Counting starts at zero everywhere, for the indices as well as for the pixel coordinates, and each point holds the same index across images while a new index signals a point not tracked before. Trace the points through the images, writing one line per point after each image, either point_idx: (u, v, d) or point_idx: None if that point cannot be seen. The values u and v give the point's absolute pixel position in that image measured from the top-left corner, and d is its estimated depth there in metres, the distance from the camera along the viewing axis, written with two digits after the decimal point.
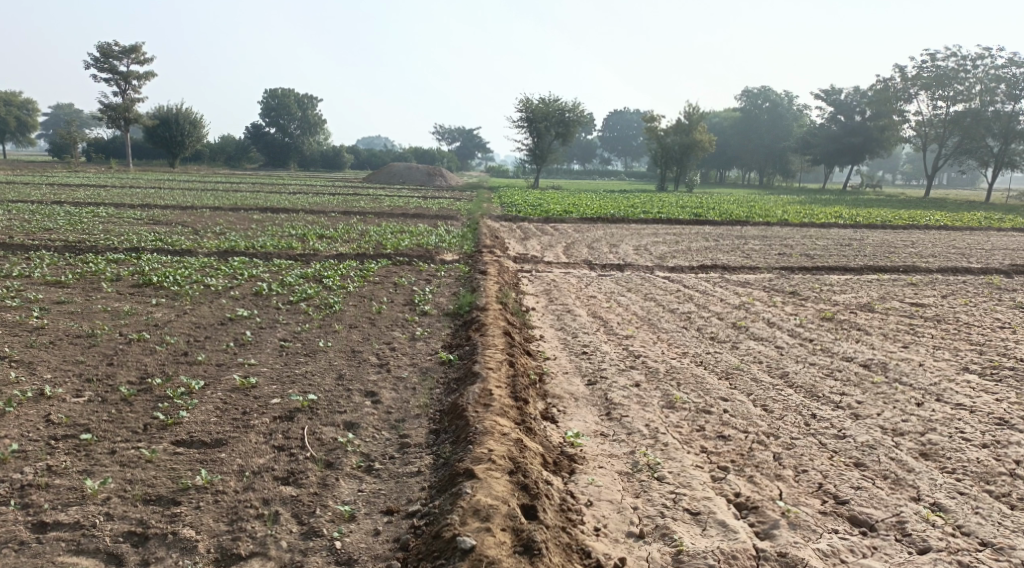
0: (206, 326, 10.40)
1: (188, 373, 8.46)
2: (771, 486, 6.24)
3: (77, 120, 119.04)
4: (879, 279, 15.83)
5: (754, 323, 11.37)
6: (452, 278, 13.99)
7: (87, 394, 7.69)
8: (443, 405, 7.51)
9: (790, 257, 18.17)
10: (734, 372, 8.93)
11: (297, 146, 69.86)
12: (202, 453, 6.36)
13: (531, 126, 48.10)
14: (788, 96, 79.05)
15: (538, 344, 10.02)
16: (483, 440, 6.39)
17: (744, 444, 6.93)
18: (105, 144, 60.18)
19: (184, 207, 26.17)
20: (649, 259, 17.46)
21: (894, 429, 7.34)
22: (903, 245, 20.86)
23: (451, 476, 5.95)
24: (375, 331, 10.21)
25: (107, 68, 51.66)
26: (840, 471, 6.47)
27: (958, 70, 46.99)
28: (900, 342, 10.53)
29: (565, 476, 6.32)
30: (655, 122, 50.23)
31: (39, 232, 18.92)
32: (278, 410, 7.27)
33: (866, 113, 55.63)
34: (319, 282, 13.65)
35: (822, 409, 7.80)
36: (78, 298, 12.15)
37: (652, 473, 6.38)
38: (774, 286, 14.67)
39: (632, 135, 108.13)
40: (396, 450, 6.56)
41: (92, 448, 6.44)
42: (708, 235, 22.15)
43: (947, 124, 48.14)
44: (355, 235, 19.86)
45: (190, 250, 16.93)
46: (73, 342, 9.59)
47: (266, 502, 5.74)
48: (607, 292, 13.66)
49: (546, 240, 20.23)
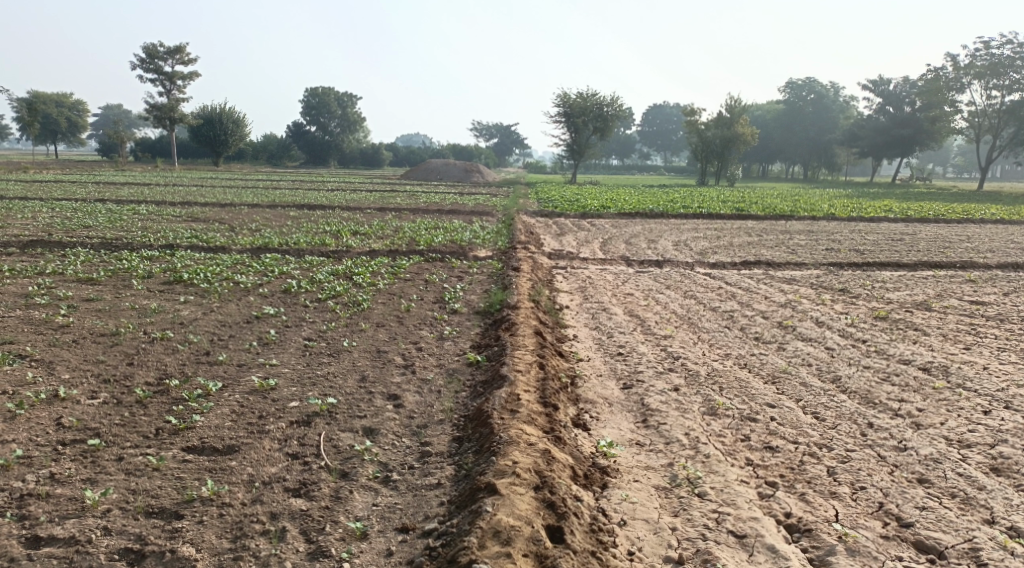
0: (232, 324, 10.12)
1: (207, 374, 8.13)
2: (826, 506, 5.67)
3: (125, 120, 121.51)
4: (934, 275, 15.04)
5: (801, 322, 10.76)
6: (484, 276, 13.56)
7: (102, 396, 7.40)
8: (468, 410, 7.06)
9: (838, 252, 17.39)
10: (782, 376, 8.36)
11: (338, 144, 70.11)
12: (212, 461, 6.00)
13: (569, 121, 47.46)
14: (834, 88, 77.08)
15: (571, 344, 9.53)
16: (507, 451, 5.93)
17: (794, 456, 6.39)
18: (151, 143, 61.07)
19: (222, 204, 26.14)
20: (690, 254, 16.85)
21: (959, 441, 6.75)
22: (958, 240, 19.91)
23: (472, 491, 5.50)
24: (403, 330, 9.82)
25: (152, 69, 52.26)
26: (902, 489, 5.89)
27: (1014, 58, 45.14)
28: (961, 344, 9.82)
29: (597, 491, 5.83)
30: (696, 115, 49.31)
31: (78, 229, 18.94)
32: (294, 414, 6.89)
33: (916, 104, 53.86)
34: (349, 278, 13.34)
35: (879, 418, 7.21)
36: (107, 295, 11.96)
37: (693, 489, 5.86)
38: (822, 282, 13.99)
39: (674, 129, 106.63)
40: (416, 459, 6.14)
41: (100, 454, 6.12)
42: (751, 230, 21.41)
43: (1001, 115, 46.37)
44: (389, 231, 19.54)
45: (223, 247, 16.78)
46: (96, 341, 9.35)
47: (274, 517, 5.36)
48: (644, 289, 13.11)
49: (583, 236, 19.71)
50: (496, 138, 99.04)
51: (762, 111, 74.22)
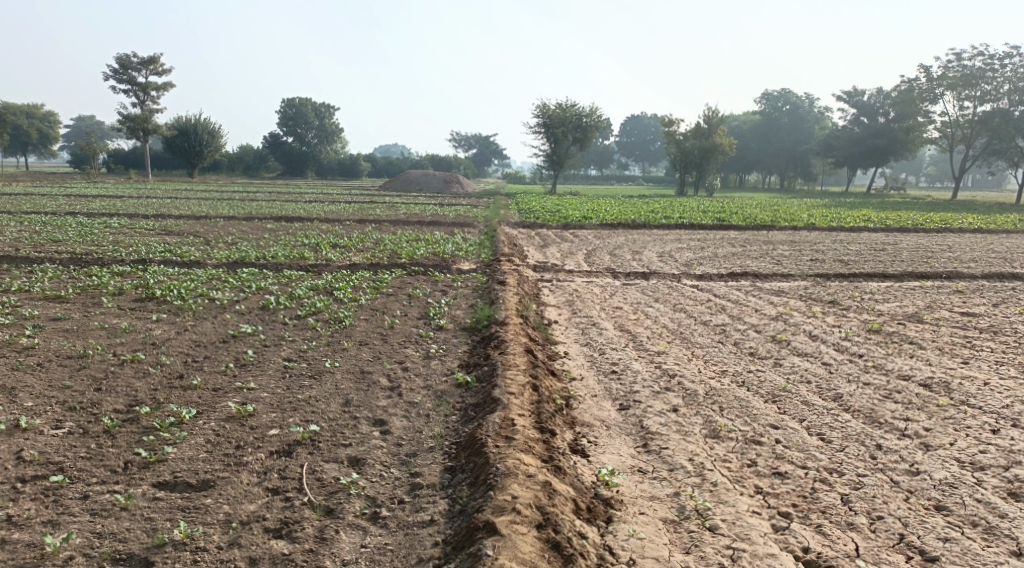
0: (206, 345, 9.65)
1: (179, 400, 7.66)
2: (844, 539, 5.40)
3: (97, 131, 119.99)
4: (921, 285, 14.88)
5: (795, 336, 10.48)
6: (469, 290, 13.18)
7: (66, 425, 6.93)
8: (459, 436, 6.67)
9: (823, 263, 17.21)
10: (782, 394, 8.04)
11: (315, 155, 69.53)
12: (186, 498, 5.58)
13: (549, 131, 47.27)
14: (809, 98, 77.63)
15: (563, 362, 9.16)
16: (505, 484, 5.56)
17: (805, 482, 6.07)
18: (124, 155, 60.10)
19: (197, 216, 25.59)
20: (676, 266, 16.60)
21: (971, 463, 6.46)
22: (940, 250, 19.84)
23: (470, 531, 5.14)
24: (387, 349, 9.41)
25: (125, 80, 51.41)
26: (921, 518, 5.62)
27: (985, 69, 45.61)
28: (959, 358, 9.58)
29: (602, 526, 5.48)
30: (674, 126, 49.31)
31: (47, 244, 18.32)
32: (274, 443, 6.46)
33: (889, 114, 54.14)
34: (329, 293, 12.91)
35: (887, 438, 6.91)
36: (76, 314, 11.44)
37: (703, 522, 5.55)
38: (811, 294, 13.76)
39: (651, 139, 106.95)
40: (406, 492, 5.75)
41: (63, 492, 5.67)
42: (733, 240, 21.23)
43: (974, 125, 46.80)
44: (370, 243, 19.13)
45: (198, 261, 16.28)
46: (62, 364, 8.85)
47: (253, 562, 4.97)
48: (633, 302, 12.80)
49: (567, 247, 19.41)
50: (474, 149, 98.96)
51: (738, 122, 74.56)
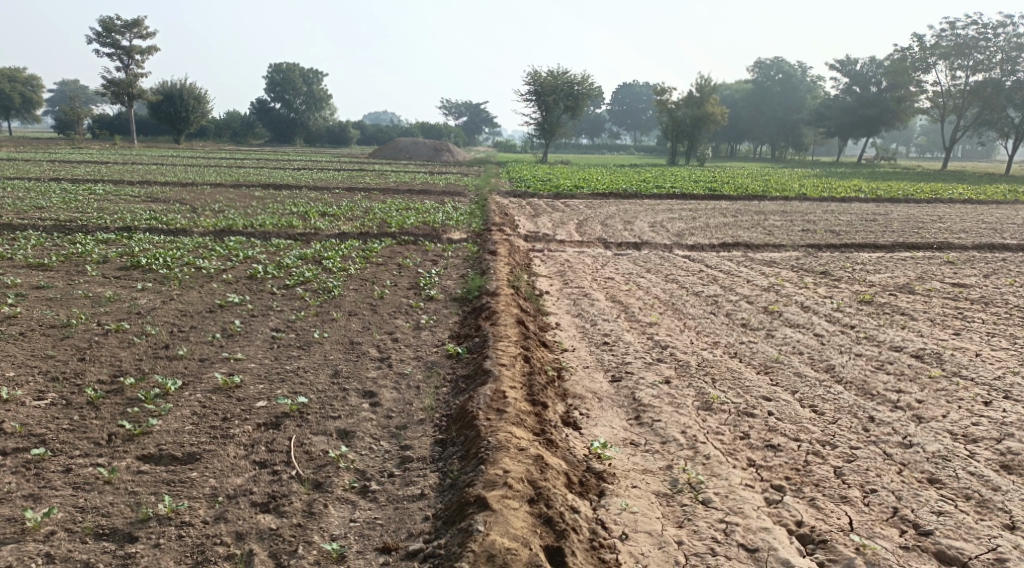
0: (193, 314, 9.51)
1: (165, 371, 7.54)
2: (837, 513, 5.37)
3: (81, 95, 119.12)
4: (913, 256, 14.83)
5: (788, 307, 10.41)
6: (460, 260, 13.02)
7: (49, 397, 6.80)
8: (450, 409, 6.58)
9: (814, 233, 17.13)
10: (775, 366, 7.99)
11: (303, 122, 68.73)
12: (170, 472, 5.48)
13: (539, 99, 46.80)
14: (801, 67, 77.12)
15: (554, 333, 9.06)
16: (497, 458, 5.48)
17: (798, 456, 6.02)
18: (109, 120, 59.23)
19: (184, 183, 25.28)
20: (667, 236, 16.50)
21: (964, 435, 6.43)
22: (931, 221, 19.78)
23: (460, 505, 5.08)
24: (376, 319, 9.29)
25: (108, 43, 50.50)
26: (914, 491, 5.59)
27: (978, 39, 45.29)
28: (950, 329, 9.54)
29: (594, 500, 5.43)
30: (666, 94, 48.85)
31: (31, 211, 18.02)
32: (262, 415, 6.36)
33: (882, 84, 53.80)
34: (318, 263, 12.73)
35: (880, 411, 6.86)
36: (59, 282, 11.25)
37: (696, 496, 5.50)
38: (803, 265, 13.68)
39: (643, 108, 106.21)
40: (396, 465, 5.67)
41: (45, 465, 5.56)
42: (725, 210, 21.09)
43: (965, 95, 46.58)
44: (359, 212, 18.91)
45: (185, 229, 16.05)
46: (46, 334, 8.70)
47: (240, 537, 4.90)
48: (624, 273, 12.69)
49: (558, 217, 19.25)
50: (464, 117, 98.14)
51: (730, 91, 74.05)
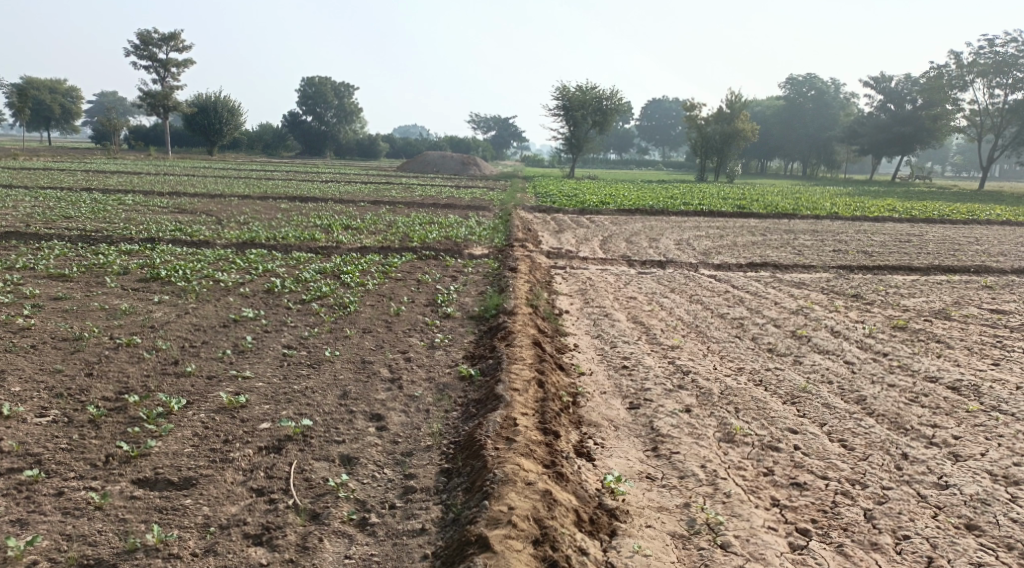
0: (206, 329, 9.34)
1: (171, 389, 7.35)
2: (867, 562, 5.07)
3: (119, 108, 121.92)
4: (948, 280, 14.34)
5: (816, 332, 10.02)
6: (480, 276, 12.77)
7: (51, 414, 6.62)
8: (459, 435, 6.31)
9: (846, 254, 16.67)
10: (802, 396, 7.60)
11: (334, 134, 69.15)
12: (164, 499, 5.30)
13: (568, 114, 46.61)
14: (834, 83, 76.21)
15: (572, 355, 8.76)
16: (502, 493, 5.24)
17: (825, 496, 5.68)
18: (145, 131, 60.05)
19: (213, 194, 25.34)
20: (693, 255, 16.13)
21: (1005, 476, 6.03)
22: (967, 242, 19.21)
23: (461, 546, 4.85)
24: (391, 337, 9.06)
25: (146, 56, 51.27)
26: (951, 539, 5.27)
27: (1018, 57, 44.38)
28: (989, 359, 9.10)
29: (605, 540, 5.15)
30: (696, 110, 48.42)
31: (58, 221, 18.07)
32: (264, 438, 6.12)
33: (917, 102, 52.84)
34: (337, 277, 12.55)
35: (913, 447, 6.48)
36: (77, 293, 11.16)
37: (714, 538, 5.21)
38: (833, 287, 13.25)
39: (673, 123, 105.73)
40: (398, 496, 5.44)
41: (37, 489, 5.38)
42: (754, 228, 20.65)
43: (1004, 114, 45.60)
44: (382, 225, 18.78)
45: (208, 241, 15.96)
46: (56, 347, 8.56)
47: None
48: (648, 293, 12.36)
49: (582, 233, 18.98)
50: (493, 131, 98.29)
51: (761, 107, 73.27)
